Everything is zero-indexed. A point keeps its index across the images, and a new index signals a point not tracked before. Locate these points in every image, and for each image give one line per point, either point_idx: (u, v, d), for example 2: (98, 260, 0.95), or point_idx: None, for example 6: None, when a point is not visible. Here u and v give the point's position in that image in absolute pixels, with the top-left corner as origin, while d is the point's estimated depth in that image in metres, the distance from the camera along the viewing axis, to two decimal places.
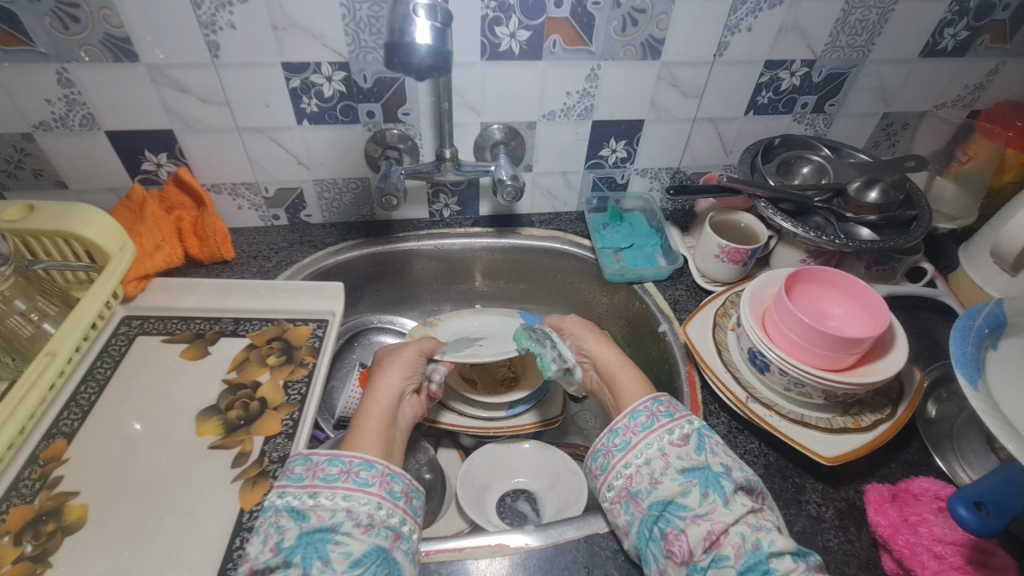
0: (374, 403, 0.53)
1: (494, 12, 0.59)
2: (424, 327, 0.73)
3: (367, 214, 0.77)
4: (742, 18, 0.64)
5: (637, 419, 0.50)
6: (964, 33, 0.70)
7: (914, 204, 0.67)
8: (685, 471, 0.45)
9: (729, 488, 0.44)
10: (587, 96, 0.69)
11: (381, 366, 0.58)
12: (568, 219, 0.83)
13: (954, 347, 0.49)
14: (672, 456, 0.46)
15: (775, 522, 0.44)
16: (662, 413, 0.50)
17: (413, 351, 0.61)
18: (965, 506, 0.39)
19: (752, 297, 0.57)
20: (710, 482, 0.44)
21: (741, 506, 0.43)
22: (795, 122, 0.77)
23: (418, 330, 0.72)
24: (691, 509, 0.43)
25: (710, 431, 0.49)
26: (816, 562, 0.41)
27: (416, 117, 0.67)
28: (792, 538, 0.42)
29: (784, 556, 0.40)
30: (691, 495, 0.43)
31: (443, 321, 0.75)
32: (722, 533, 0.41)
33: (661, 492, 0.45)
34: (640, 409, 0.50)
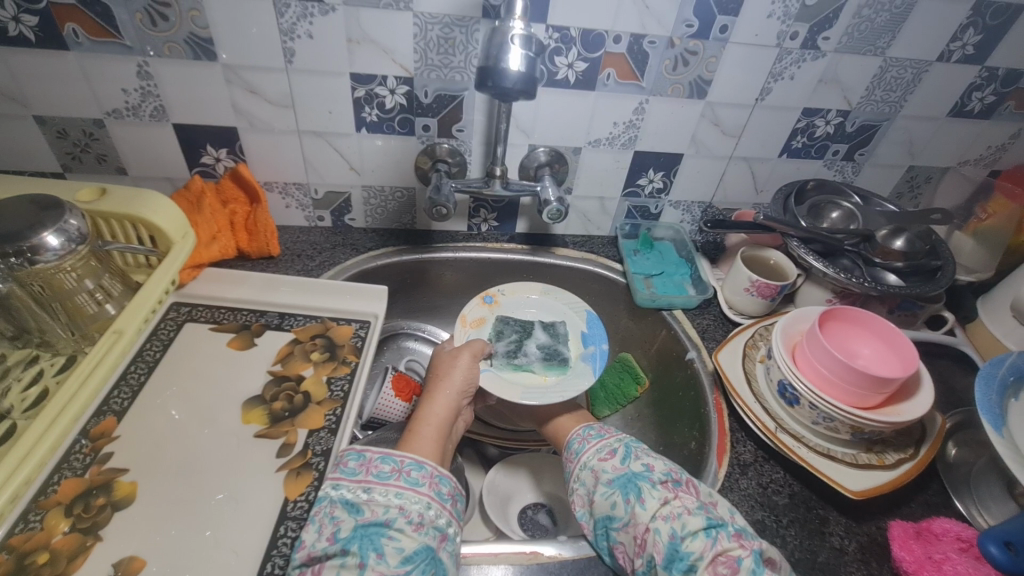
0: (429, 415, 0.57)
1: (556, 42, 0.63)
2: (482, 306, 0.72)
3: (407, 222, 0.80)
4: (786, 67, 0.68)
5: (572, 448, 0.57)
6: (992, 97, 0.74)
7: (939, 254, 0.70)
8: (608, 483, 0.50)
9: (646, 487, 0.48)
10: (633, 127, 0.72)
11: (434, 373, 0.62)
12: (600, 243, 0.85)
13: (979, 393, 0.52)
14: (600, 471, 0.52)
15: (698, 499, 0.47)
16: (592, 437, 0.56)
17: (467, 355, 0.63)
18: (996, 545, 0.46)
19: (784, 329, 0.60)
20: (629, 487, 0.48)
21: (655, 499, 0.46)
22: (826, 167, 0.80)
23: (475, 309, 0.72)
24: (618, 519, 0.47)
25: (637, 442, 0.54)
26: (733, 531, 0.44)
27: (469, 134, 0.70)
28: (703, 516, 0.44)
29: (696, 535, 0.43)
30: (615, 505, 0.48)
31: (503, 297, 0.75)
32: (644, 533, 0.45)
33: (596, 510, 0.49)
34: (575, 439, 0.58)
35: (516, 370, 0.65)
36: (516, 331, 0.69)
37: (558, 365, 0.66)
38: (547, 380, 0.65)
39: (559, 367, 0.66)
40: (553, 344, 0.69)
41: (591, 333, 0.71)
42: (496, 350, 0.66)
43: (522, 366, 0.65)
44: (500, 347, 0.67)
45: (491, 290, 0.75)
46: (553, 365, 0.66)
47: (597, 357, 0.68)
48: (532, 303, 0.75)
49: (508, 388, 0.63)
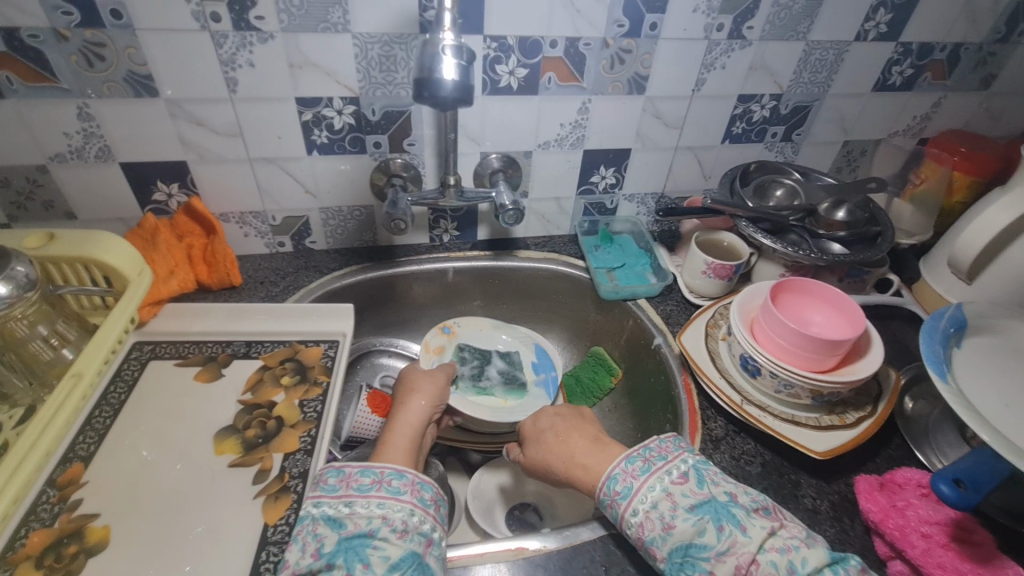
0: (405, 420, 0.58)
1: (495, 51, 0.65)
2: (442, 335, 0.79)
3: (369, 239, 0.80)
4: (717, 57, 0.71)
5: (634, 463, 0.49)
6: (910, 70, 0.79)
7: (878, 221, 0.74)
8: (694, 509, 0.44)
9: (742, 514, 0.44)
10: (579, 126, 0.74)
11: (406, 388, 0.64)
12: (561, 242, 0.87)
13: (924, 345, 0.55)
14: (677, 495, 0.46)
15: (800, 533, 0.44)
16: (654, 456, 0.50)
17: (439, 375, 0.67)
18: (946, 483, 0.45)
19: (740, 306, 0.62)
20: (722, 513, 0.44)
21: (760, 528, 0.43)
22: (767, 149, 0.84)
23: (435, 338, 0.78)
24: (711, 547, 0.42)
25: (705, 464, 0.49)
26: (855, 566, 0.42)
27: (421, 147, 0.72)
28: (823, 550, 0.42)
29: (823, 573, 0.40)
30: (708, 533, 0.43)
31: (460, 328, 0.81)
32: (750, 564, 0.41)
33: (676, 537, 0.44)
34: (635, 452, 0.50)
35: (480, 393, 0.74)
36: (477, 358, 0.77)
37: (516, 389, 0.75)
38: (508, 403, 0.74)
39: (518, 389, 0.75)
40: (510, 369, 0.78)
41: (541, 361, 0.80)
42: (462, 375, 0.75)
43: (485, 390, 0.74)
44: (464, 372, 0.75)
45: (449, 321, 0.81)
46: (512, 389, 0.75)
47: (550, 384, 0.77)
48: (485, 333, 0.82)
49: (475, 408, 0.71)
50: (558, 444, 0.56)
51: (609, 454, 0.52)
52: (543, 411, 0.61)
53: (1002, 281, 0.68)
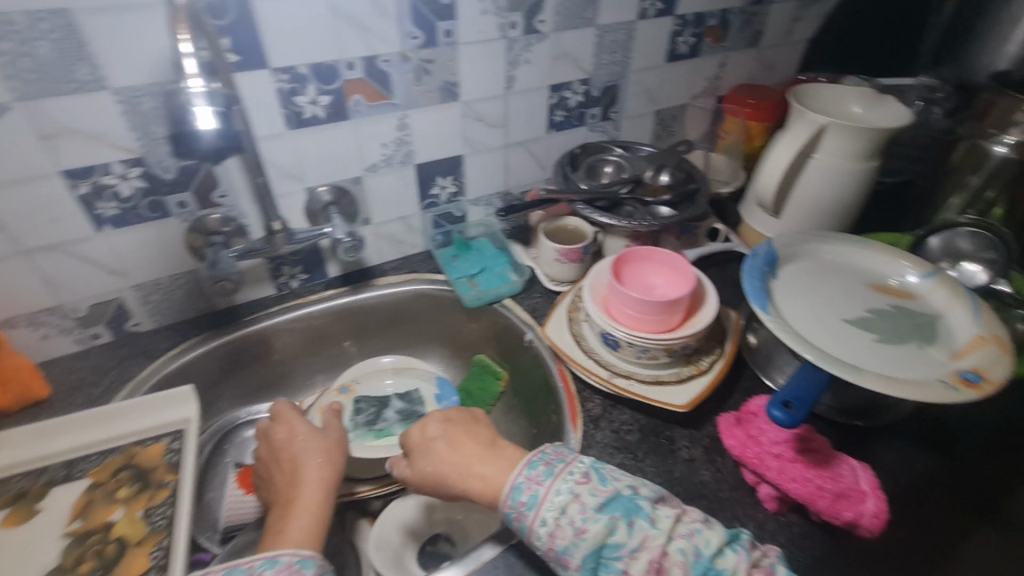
0: (305, 478, 0.55)
1: (289, 83, 0.61)
2: (336, 395, 0.78)
3: (204, 305, 0.72)
4: (519, 53, 0.73)
5: (537, 470, 0.47)
6: (692, 39, 0.87)
7: (695, 178, 0.81)
8: (602, 509, 0.44)
9: (647, 506, 0.44)
10: (403, 143, 0.73)
11: (289, 442, 0.59)
12: (419, 259, 0.85)
13: (748, 283, 0.61)
14: (584, 496, 0.45)
15: (699, 514, 0.46)
16: (555, 459, 0.48)
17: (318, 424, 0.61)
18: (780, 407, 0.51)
19: (591, 288, 0.65)
20: (630, 509, 0.44)
21: (667, 518, 0.44)
22: (592, 131, 0.88)
23: (328, 399, 0.77)
24: (623, 546, 0.43)
25: (602, 460, 0.49)
26: (748, 540, 0.45)
27: (235, 197, 0.66)
28: (721, 529, 0.44)
29: (725, 552, 0.43)
30: (619, 531, 0.43)
31: (358, 385, 0.80)
32: (662, 557, 0.42)
33: (590, 540, 0.43)
34: (536, 459, 0.48)
35: (379, 436, 0.74)
36: (375, 404, 0.78)
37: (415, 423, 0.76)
38: None
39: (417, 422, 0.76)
40: (409, 406, 0.78)
41: (442, 391, 0.80)
42: (357, 423, 0.75)
43: (383, 432, 0.75)
44: (360, 420, 0.75)
45: (345, 379, 0.80)
46: (411, 423, 0.76)
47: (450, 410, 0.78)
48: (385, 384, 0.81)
49: (373, 451, 0.72)
50: (451, 453, 0.53)
51: (508, 459, 0.51)
52: (430, 418, 0.57)
53: (801, 211, 0.78)
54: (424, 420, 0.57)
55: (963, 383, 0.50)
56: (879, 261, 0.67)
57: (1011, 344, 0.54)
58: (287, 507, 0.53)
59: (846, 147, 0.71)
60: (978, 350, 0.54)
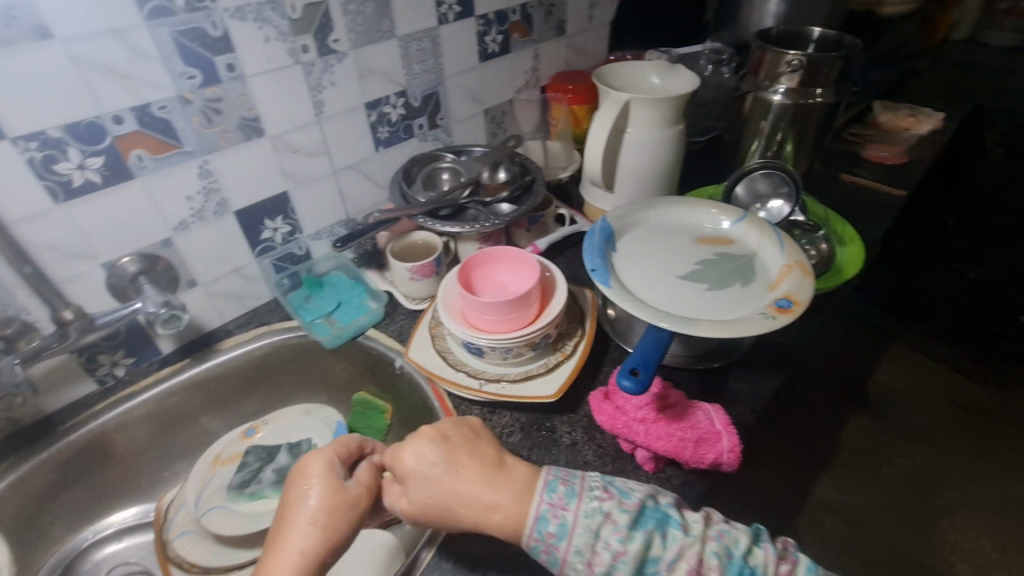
0: (302, 523, 0.43)
1: (41, 151, 0.53)
2: (240, 439, 0.75)
3: (5, 425, 0.61)
4: (320, 77, 0.70)
5: (558, 492, 0.44)
6: (499, 37, 0.89)
7: (529, 170, 0.83)
8: (634, 524, 0.42)
9: (676, 515, 0.43)
10: (211, 192, 0.66)
11: (303, 475, 0.46)
12: (267, 309, 0.78)
13: (589, 261, 0.63)
14: (614, 514, 0.42)
15: (720, 517, 0.46)
16: (570, 479, 0.45)
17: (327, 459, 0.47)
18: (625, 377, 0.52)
19: (445, 302, 0.63)
20: (661, 520, 0.43)
21: (697, 523, 0.43)
22: (423, 141, 0.87)
23: (230, 445, 0.74)
24: (661, 559, 0.41)
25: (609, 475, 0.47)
26: (770, 535, 0.45)
27: (7, 293, 0.56)
28: (743, 527, 0.45)
29: (754, 549, 0.43)
30: (655, 545, 0.41)
31: (265, 426, 0.76)
32: (700, 564, 0.41)
33: (630, 560, 0.40)
34: (552, 480, 0.45)
35: (248, 500, 0.68)
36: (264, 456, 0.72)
37: None
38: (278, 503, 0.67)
39: None
40: (289, 465, 0.70)
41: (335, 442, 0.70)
42: (229, 484, 0.69)
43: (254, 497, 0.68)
44: (237, 478, 0.70)
45: (255, 421, 0.77)
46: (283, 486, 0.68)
47: None
48: (289, 425, 0.77)
49: (230, 517, 0.66)
50: (451, 477, 0.45)
51: (522, 483, 0.45)
52: (421, 436, 0.48)
53: (630, 182, 0.82)
54: (413, 440, 0.48)
55: (779, 310, 0.56)
56: (697, 215, 0.72)
57: (810, 267, 0.61)
58: (273, 548, 0.42)
59: (652, 118, 0.77)
60: (786, 278, 0.60)
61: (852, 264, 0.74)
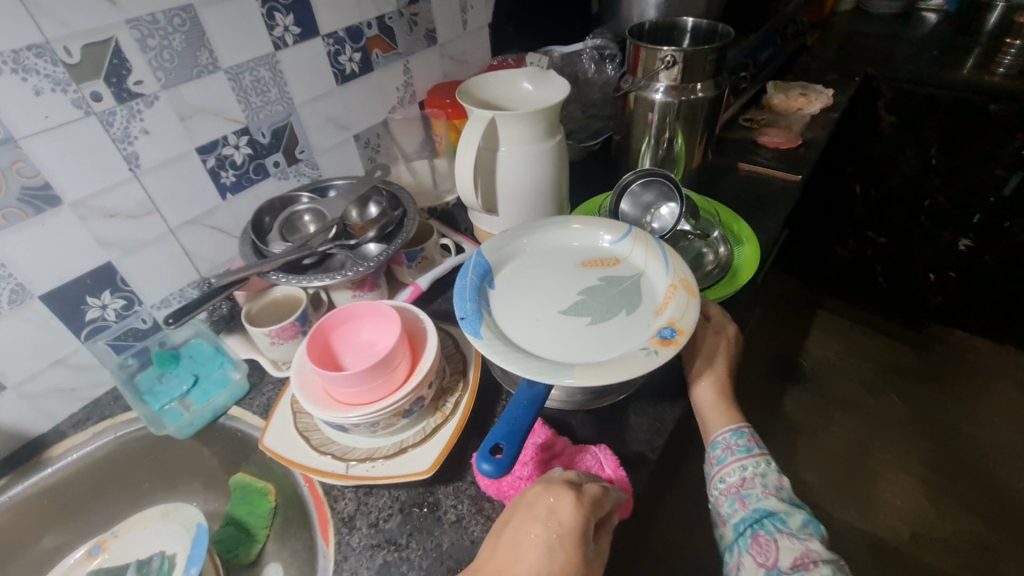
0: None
1: None
2: (86, 561, 0.64)
3: None
4: (125, 127, 0.59)
5: (738, 440, 0.53)
6: (356, 55, 0.80)
7: (401, 201, 0.75)
8: (762, 506, 0.49)
9: (786, 513, 0.48)
10: (0, 278, 0.55)
11: (544, 509, 0.44)
12: (113, 396, 0.68)
13: (458, 308, 0.56)
14: (758, 486, 0.50)
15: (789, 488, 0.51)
16: (741, 447, 0.53)
17: (583, 506, 0.44)
18: (486, 459, 0.45)
19: (299, 375, 0.55)
20: (777, 517, 0.48)
21: (797, 520, 0.48)
22: (283, 180, 0.77)
23: (72, 571, 0.63)
24: (788, 527, 0.47)
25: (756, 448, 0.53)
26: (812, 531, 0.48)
27: None
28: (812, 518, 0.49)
29: (803, 528, 0.48)
30: (790, 517, 0.48)
31: (117, 539, 0.66)
32: (799, 555, 0.46)
33: (768, 507, 0.48)
34: (720, 440, 0.54)
35: None
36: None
37: None
38: None
39: None
40: None
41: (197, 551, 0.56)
42: None
43: None
44: None
45: (102, 535, 0.66)
46: None
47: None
48: (142, 539, 0.65)
49: None
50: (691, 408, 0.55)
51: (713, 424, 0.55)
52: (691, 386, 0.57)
53: (514, 203, 0.76)
54: (561, 495, 0.44)
55: (662, 342, 0.51)
56: (582, 235, 0.67)
57: (696, 286, 0.56)
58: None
59: (524, 133, 0.70)
60: (671, 301, 0.55)
61: (748, 265, 0.70)
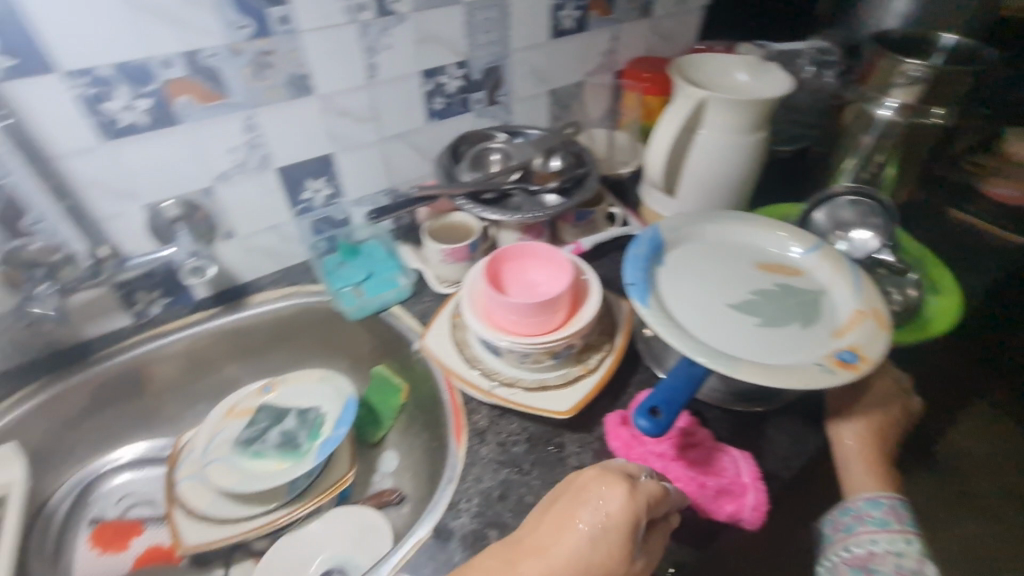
0: (560, 556, 0.39)
1: (92, 88, 0.53)
2: (258, 394, 0.70)
3: (47, 345, 0.65)
4: (377, 38, 0.66)
5: (872, 509, 0.48)
6: (576, 12, 0.82)
7: (585, 161, 0.76)
8: None
9: None
10: (256, 146, 0.65)
11: (590, 494, 0.41)
12: (302, 270, 0.78)
13: (629, 273, 0.57)
14: (889, 563, 0.46)
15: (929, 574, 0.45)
16: (874, 518, 0.48)
17: (636, 500, 0.41)
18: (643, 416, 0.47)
19: (469, 293, 0.60)
20: None
21: None
22: (479, 117, 0.82)
23: (246, 398, 0.69)
24: None
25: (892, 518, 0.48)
26: None
27: (54, 223, 0.58)
28: None
29: None
30: None
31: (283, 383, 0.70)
32: None
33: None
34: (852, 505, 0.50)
35: (251, 459, 0.63)
36: (277, 416, 0.67)
37: (293, 451, 0.63)
38: (279, 468, 0.62)
39: (293, 453, 0.63)
40: (297, 427, 0.65)
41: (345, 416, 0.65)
42: (237, 437, 0.65)
43: (256, 456, 0.63)
44: (244, 434, 0.65)
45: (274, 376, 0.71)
46: (287, 452, 0.63)
47: (330, 444, 0.62)
48: (302, 390, 0.69)
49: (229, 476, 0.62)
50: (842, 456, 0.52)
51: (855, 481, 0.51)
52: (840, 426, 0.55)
53: (695, 189, 0.75)
54: (612, 485, 0.41)
55: (841, 364, 0.48)
56: (765, 237, 0.64)
57: (888, 318, 0.53)
58: (519, 551, 0.40)
59: (730, 121, 0.68)
60: (857, 326, 0.52)
61: (942, 319, 0.63)
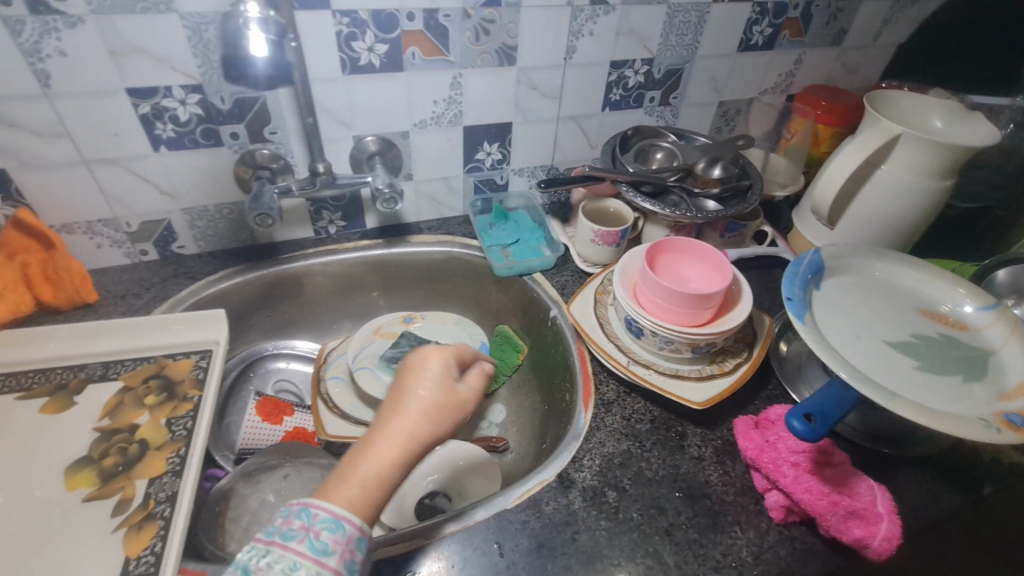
0: (403, 411, 0.45)
1: (348, 27, 0.61)
2: (401, 323, 0.79)
3: (246, 237, 0.76)
4: (583, 24, 0.71)
5: None
6: (769, 29, 0.82)
7: (749, 175, 0.77)
8: None
9: None
10: (454, 102, 0.72)
11: (421, 367, 0.48)
12: (456, 223, 0.85)
13: (786, 287, 0.58)
14: None
15: None
16: None
17: (445, 359, 0.49)
18: (798, 419, 0.48)
19: (622, 272, 0.63)
20: None
21: None
22: (648, 115, 0.85)
23: (390, 324, 0.79)
24: None
25: None
26: None
27: (285, 135, 0.67)
28: None
29: None
30: None
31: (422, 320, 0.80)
32: None
33: None
34: None
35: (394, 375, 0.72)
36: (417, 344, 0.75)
37: None
38: None
39: None
40: None
41: None
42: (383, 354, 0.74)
43: None
44: (388, 352, 0.75)
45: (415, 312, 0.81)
46: None
47: None
48: (439, 330, 0.79)
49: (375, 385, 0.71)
50: None
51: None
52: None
53: (859, 224, 0.73)
54: (422, 356, 0.49)
55: (1007, 425, 0.47)
56: (934, 286, 0.62)
57: None
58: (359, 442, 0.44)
59: (918, 163, 0.66)
60: None
61: None
